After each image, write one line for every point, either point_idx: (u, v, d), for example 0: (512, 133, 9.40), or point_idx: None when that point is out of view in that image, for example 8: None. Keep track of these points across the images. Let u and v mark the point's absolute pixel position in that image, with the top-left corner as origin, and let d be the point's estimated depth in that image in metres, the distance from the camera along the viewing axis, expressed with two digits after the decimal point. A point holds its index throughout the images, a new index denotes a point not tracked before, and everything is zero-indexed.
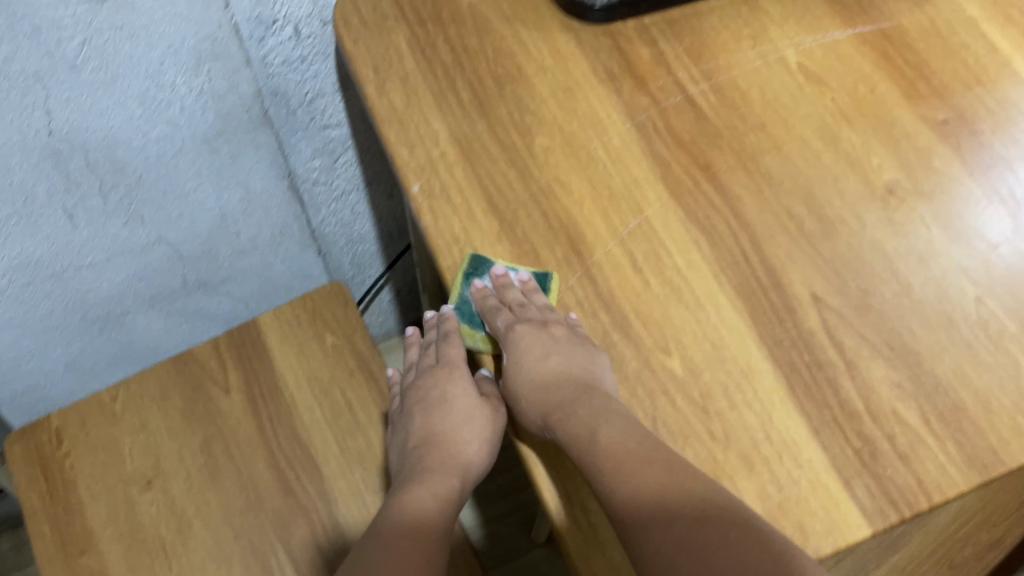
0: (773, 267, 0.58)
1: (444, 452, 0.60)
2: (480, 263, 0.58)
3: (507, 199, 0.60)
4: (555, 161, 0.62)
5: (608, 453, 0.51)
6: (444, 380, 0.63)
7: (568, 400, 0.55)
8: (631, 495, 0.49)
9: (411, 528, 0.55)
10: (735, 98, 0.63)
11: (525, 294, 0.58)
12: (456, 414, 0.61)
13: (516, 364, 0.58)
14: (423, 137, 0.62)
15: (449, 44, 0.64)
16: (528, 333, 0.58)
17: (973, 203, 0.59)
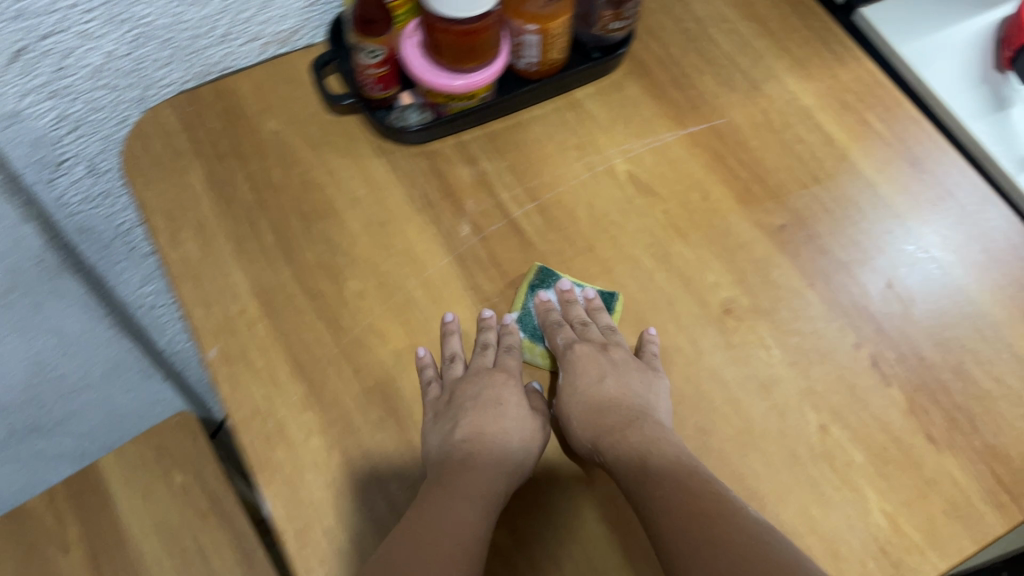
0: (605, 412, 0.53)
1: (486, 464, 0.50)
2: (548, 274, 0.58)
3: (314, 356, 0.54)
4: (367, 306, 0.56)
5: (661, 484, 0.47)
6: (494, 391, 0.54)
7: (618, 424, 0.52)
8: (670, 521, 0.44)
9: (451, 535, 0.45)
10: (561, 219, 0.60)
11: (590, 313, 0.57)
12: (502, 426, 0.52)
13: (572, 386, 0.54)
14: (221, 293, 0.56)
15: (253, 180, 0.60)
16: (585, 355, 0.55)
17: (816, 320, 0.56)
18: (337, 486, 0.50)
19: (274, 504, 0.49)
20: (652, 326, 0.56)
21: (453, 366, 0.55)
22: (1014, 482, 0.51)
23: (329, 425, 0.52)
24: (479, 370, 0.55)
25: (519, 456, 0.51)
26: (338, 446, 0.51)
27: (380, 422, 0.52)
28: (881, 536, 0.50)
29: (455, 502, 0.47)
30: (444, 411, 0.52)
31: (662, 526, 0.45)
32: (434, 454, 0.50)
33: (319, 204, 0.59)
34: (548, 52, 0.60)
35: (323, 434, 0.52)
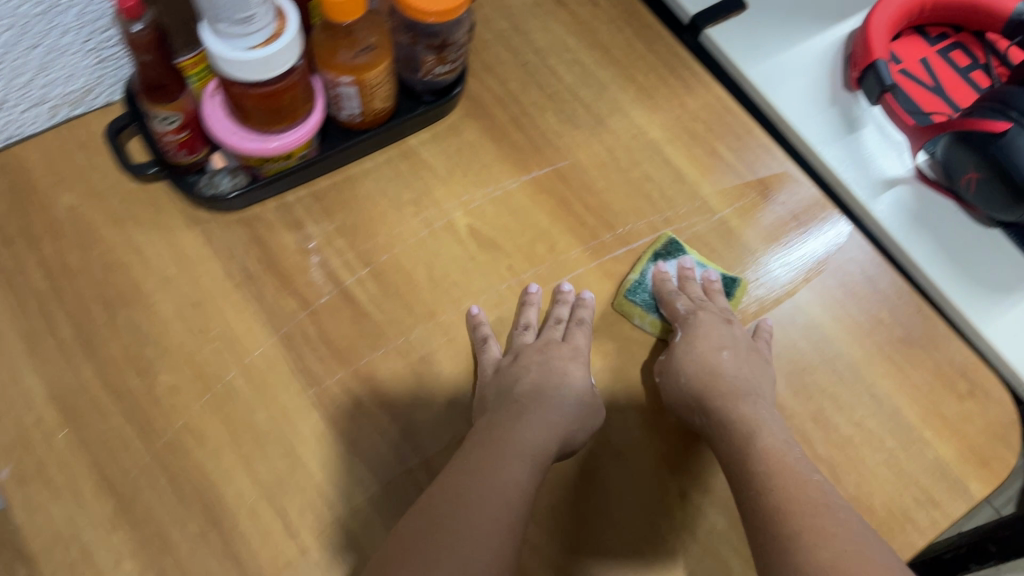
0: None
1: (544, 417, 0.49)
2: (676, 246, 0.57)
3: (124, 466, 0.49)
4: (183, 402, 0.50)
5: (764, 458, 0.45)
6: (560, 362, 0.52)
7: (738, 394, 0.50)
8: (763, 488, 0.43)
9: (510, 478, 0.43)
10: (398, 284, 0.55)
11: (706, 292, 0.57)
12: (571, 395, 0.50)
13: (687, 345, 0.53)
14: (12, 400, 0.50)
15: (44, 265, 0.53)
16: (710, 321, 0.54)
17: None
18: None
19: None
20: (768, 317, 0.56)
21: (521, 335, 0.55)
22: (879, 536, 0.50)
23: (142, 545, 0.47)
24: (547, 341, 0.54)
25: (581, 419, 0.49)
26: (153, 568, 0.46)
27: (201, 535, 0.47)
28: None
29: (521, 435, 0.47)
30: (505, 368, 0.52)
31: (760, 502, 0.42)
32: (490, 399, 0.50)
33: (125, 288, 0.53)
34: (371, 102, 0.55)
35: (136, 557, 0.47)
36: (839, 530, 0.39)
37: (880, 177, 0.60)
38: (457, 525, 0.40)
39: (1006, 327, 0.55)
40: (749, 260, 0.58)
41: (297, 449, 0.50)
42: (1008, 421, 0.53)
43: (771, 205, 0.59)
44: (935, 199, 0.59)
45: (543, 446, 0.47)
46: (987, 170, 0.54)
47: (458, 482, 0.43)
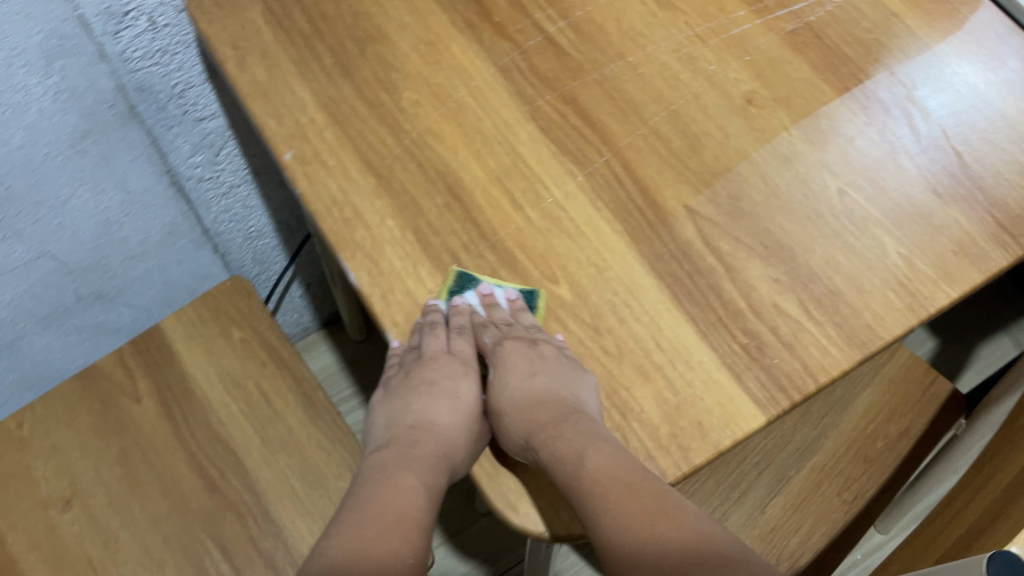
0: (646, 187, 0.59)
1: (429, 453, 0.58)
2: (465, 281, 0.57)
3: (381, 155, 0.60)
4: (424, 113, 0.62)
5: (595, 479, 0.50)
6: (451, 382, 0.60)
7: (557, 420, 0.55)
8: (622, 531, 0.49)
9: (391, 532, 0.52)
10: (592, 34, 0.65)
11: (513, 312, 0.57)
12: (453, 417, 0.59)
13: (505, 380, 0.59)
14: (289, 107, 0.61)
15: (306, 13, 0.65)
16: (517, 349, 0.58)
17: (831, 103, 0.62)
18: (414, 257, 0.56)
19: (359, 274, 0.55)
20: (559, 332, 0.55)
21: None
22: (1012, 224, 0.58)
23: (400, 210, 0.58)
24: (435, 355, 0.58)
25: (466, 449, 0.58)
26: (410, 227, 0.57)
27: (445, 204, 0.58)
28: (898, 272, 0.56)
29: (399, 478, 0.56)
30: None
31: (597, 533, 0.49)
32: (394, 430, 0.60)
33: (371, 31, 0.65)
34: None
35: (396, 218, 0.58)
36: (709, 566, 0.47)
37: None
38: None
39: None
40: (796, 161, 0.60)
41: (517, 149, 0.61)
42: None
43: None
44: None
45: (426, 479, 0.57)
46: None
47: (344, 548, 0.51)
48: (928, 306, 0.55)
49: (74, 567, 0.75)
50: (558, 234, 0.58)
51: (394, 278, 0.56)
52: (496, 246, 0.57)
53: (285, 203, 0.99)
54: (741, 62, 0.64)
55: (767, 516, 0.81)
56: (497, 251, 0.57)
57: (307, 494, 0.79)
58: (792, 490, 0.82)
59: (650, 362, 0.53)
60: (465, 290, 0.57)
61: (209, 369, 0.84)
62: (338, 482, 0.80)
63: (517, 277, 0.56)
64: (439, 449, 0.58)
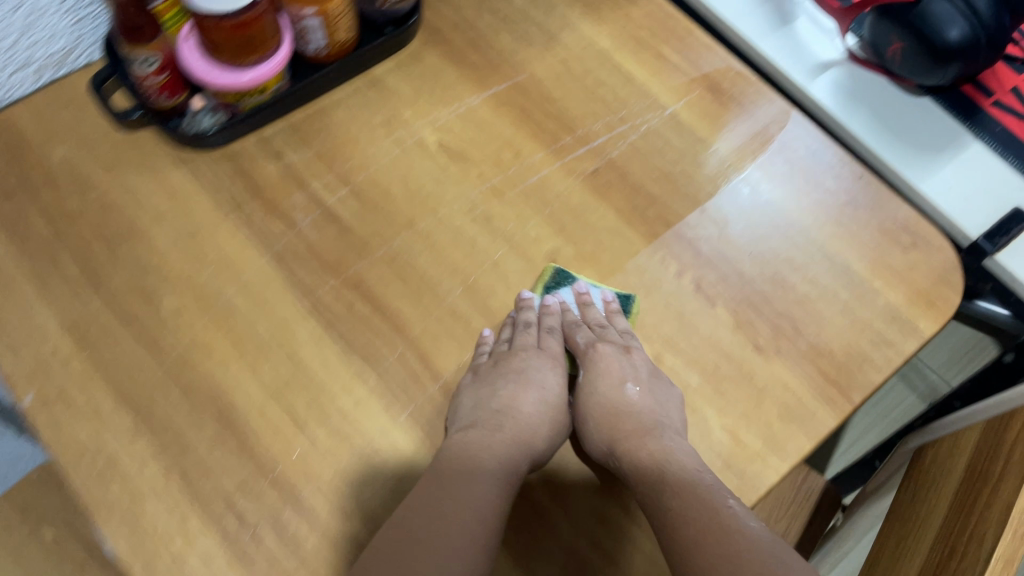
0: (446, 382, 0.53)
1: (514, 437, 0.50)
2: (563, 277, 0.58)
3: (140, 382, 0.52)
4: (189, 321, 0.54)
5: (676, 491, 0.44)
6: (541, 371, 0.54)
7: (642, 429, 0.50)
8: (676, 518, 0.43)
9: (472, 492, 0.45)
10: (376, 200, 0.59)
11: (606, 315, 0.56)
12: (534, 402, 0.52)
13: (591, 389, 0.54)
14: (27, 336, 0.53)
15: (46, 212, 0.57)
16: (606, 357, 0.54)
17: (639, 255, 0.58)
18: (182, 508, 0.49)
19: (117, 540, 0.48)
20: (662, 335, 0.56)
21: (501, 347, 0.54)
22: (839, 374, 0.54)
23: (163, 449, 0.50)
24: (524, 347, 0.54)
25: (544, 441, 0.51)
26: (175, 469, 0.50)
27: (217, 435, 0.51)
28: (722, 450, 0.52)
29: (483, 449, 0.48)
30: (483, 373, 0.53)
31: (670, 543, 0.42)
32: (467, 406, 0.51)
33: (124, 227, 0.57)
34: (336, 33, 0.59)
35: (158, 460, 0.50)
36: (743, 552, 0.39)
37: (815, 62, 0.64)
38: (427, 521, 0.42)
39: (941, 183, 0.59)
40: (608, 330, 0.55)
41: (298, 353, 0.54)
42: (950, 266, 0.57)
43: (739, 108, 0.63)
44: (869, 77, 0.64)
45: (501, 466, 0.47)
46: (908, 39, 0.59)
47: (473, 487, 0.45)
48: (757, 486, 0.51)
49: None
50: (350, 453, 0.51)
51: (160, 539, 0.48)
52: (278, 480, 0.50)
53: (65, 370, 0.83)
54: (540, 217, 0.59)
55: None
56: (278, 485, 0.50)
57: None
58: None
59: None
60: (560, 286, 0.58)
61: None
62: None
63: (304, 518, 0.49)
64: (524, 432, 0.50)
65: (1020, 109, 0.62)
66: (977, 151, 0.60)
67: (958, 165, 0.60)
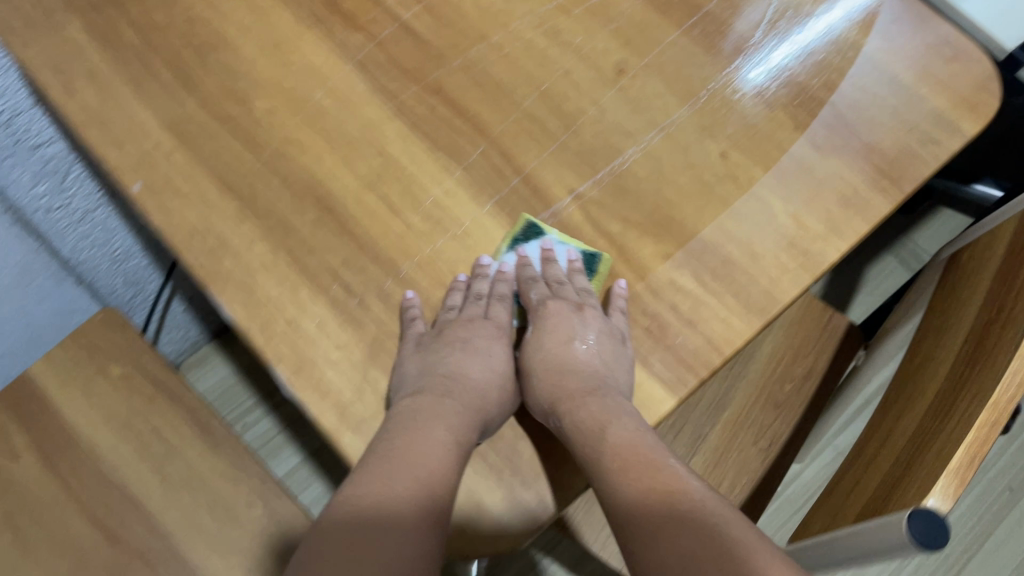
0: (529, 176, 0.57)
1: (464, 404, 0.52)
2: (535, 230, 0.56)
3: (239, 174, 0.55)
4: (280, 121, 0.57)
5: (615, 452, 0.49)
6: (488, 340, 0.56)
7: (584, 391, 0.53)
8: (636, 500, 0.47)
9: (434, 479, 0.47)
10: (450, 15, 0.62)
11: (568, 275, 0.57)
12: (486, 374, 0.55)
13: (539, 342, 0.57)
14: (130, 132, 0.56)
15: (133, 22, 0.60)
16: (563, 311, 0.56)
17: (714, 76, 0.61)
18: (292, 281, 0.53)
19: (234, 306, 0.52)
20: (621, 278, 0.54)
21: (447, 314, 0.54)
22: (891, 169, 0.58)
23: (268, 230, 0.54)
24: (471, 318, 0.55)
25: (495, 407, 0.53)
26: (282, 248, 0.54)
27: (318, 220, 0.54)
28: (789, 232, 0.56)
29: (421, 432, 0.49)
30: (429, 341, 0.53)
31: (628, 522, 0.47)
32: (410, 375, 0.52)
33: (211, 38, 0.60)
34: None
35: (265, 240, 0.54)
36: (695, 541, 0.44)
37: None
38: (382, 531, 0.44)
39: None
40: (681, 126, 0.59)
41: (386, 149, 0.57)
42: (989, 75, 0.62)
43: None
44: None
45: (457, 435, 0.49)
46: None
47: (369, 503, 0.45)
48: (820, 262, 0.55)
49: None
50: (442, 234, 0.55)
51: (272, 308, 0.52)
52: (379, 257, 0.54)
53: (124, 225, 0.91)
54: (606, 31, 0.62)
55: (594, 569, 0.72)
56: (380, 262, 0.54)
57: (233, 545, 0.76)
58: (709, 446, 0.81)
59: None
60: (531, 239, 0.56)
61: (90, 411, 0.79)
62: (250, 509, 0.77)
63: (405, 288, 0.53)
64: (473, 404, 0.53)
65: None
66: None
67: None
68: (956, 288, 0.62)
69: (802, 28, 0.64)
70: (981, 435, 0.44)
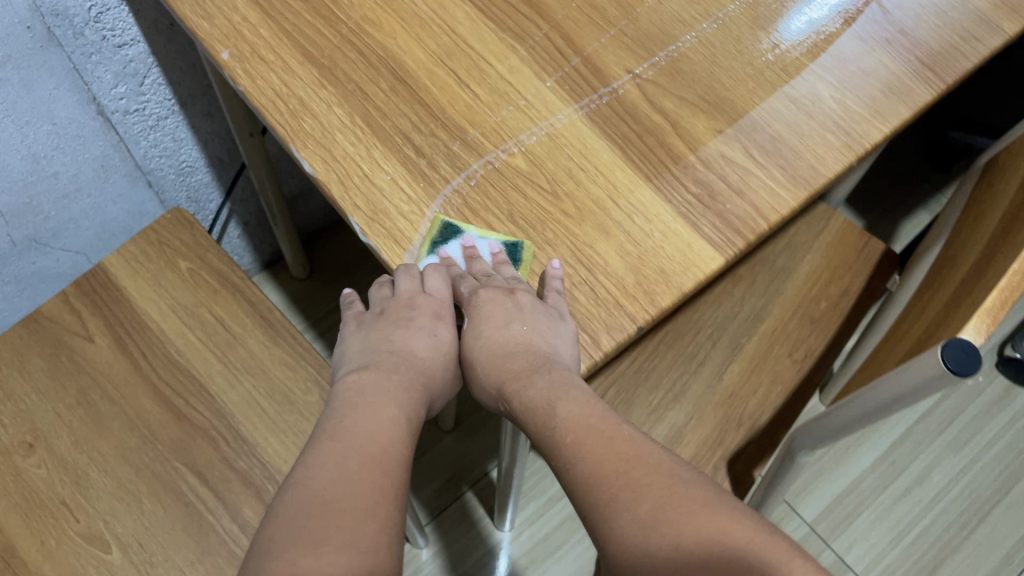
0: (588, 56, 0.60)
1: (410, 381, 0.56)
2: (451, 230, 0.55)
3: (320, 47, 0.60)
4: (358, 2, 0.62)
5: (568, 428, 0.51)
6: (426, 324, 0.58)
7: (531, 369, 0.54)
8: (587, 470, 0.49)
9: (341, 480, 0.47)
10: None
11: (494, 266, 0.56)
12: (428, 353, 0.58)
13: (477, 328, 0.57)
14: (220, 7, 0.60)
15: None
16: (491, 300, 0.56)
17: None
18: (367, 141, 0.57)
19: (313, 162, 0.56)
20: (555, 259, 0.53)
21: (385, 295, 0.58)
22: (933, 61, 0.61)
23: (345, 96, 0.58)
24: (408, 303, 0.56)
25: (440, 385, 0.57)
26: (358, 113, 0.57)
27: (392, 88, 0.58)
28: (835, 114, 0.59)
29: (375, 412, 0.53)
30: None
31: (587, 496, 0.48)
32: None
33: None
34: None
35: (343, 105, 0.58)
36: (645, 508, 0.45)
37: None
38: (340, 513, 0.45)
39: None
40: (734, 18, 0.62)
41: (456, 30, 0.61)
42: None
43: None
44: None
45: (400, 414, 0.54)
46: None
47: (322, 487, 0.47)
48: (865, 141, 0.58)
49: (48, 508, 0.74)
50: (507, 105, 0.58)
51: (350, 164, 0.56)
52: (447, 124, 0.57)
53: (190, 139, 0.96)
54: None
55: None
56: (449, 128, 0.57)
57: (289, 428, 0.79)
58: (746, 355, 0.84)
59: (611, 221, 0.55)
60: (448, 238, 0.55)
61: (159, 301, 0.83)
62: (306, 396, 0.81)
63: (471, 151, 0.57)
64: (414, 383, 0.56)
65: None
66: None
67: None
68: (990, 186, 0.65)
69: (800, 10, 0.63)
70: (1014, 281, 0.47)
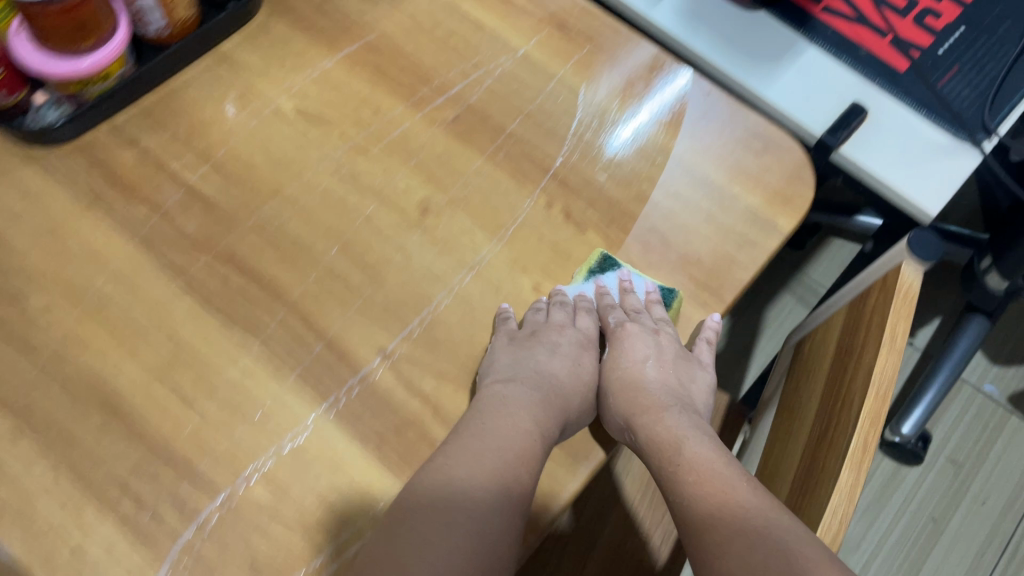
0: (330, 339, 0.53)
1: (545, 402, 0.53)
2: (609, 262, 0.58)
3: (15, 385, 0.51)
4: (60, 317, 0.53)
5: (691, 468, 0.48)
6: (573, 350, 0.57)
7: (659, 408, 0.54)
8: (696, 510, 0.45)
9: (478, 486, 0.46)
10: (240, 173, 0.58)
11: (645, 305, 0.58)
12: (558, 373, 0.56)
13: (618, 363, 0.58)
14: None
15: None
16: (633, 335, 0.57)
17: (522, 205, 0.59)
18: (76, 501, 0.48)
19: (11, 541, 0.47)
20: (715, 312, 0.56)
21: (537, 316, 0.56)
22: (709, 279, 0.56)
23: (48, 446, 0.49)
24: (559, 325, 0.57)
25: (576, 410, 0.55)
26: (63, 464, 0.49)
27: (104, 425, 0.50)
28: None
29: (513, 422, 0.51)
30: (520, 339, 0.54)
31: (694, 531, 0.45)
32: (496, 368, 0.53)
33: None
34: (174, 12, 0.58)
35: (45, 457, 0.49)
36: (759, 532, 0.42)
37: None
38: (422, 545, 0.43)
39: (781, 89, 0.63)
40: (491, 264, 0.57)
41: (177, 333, 0.53)
42: (800, 165, 0.60)
43: (592, 47, 0.64)
44: None
45: (541, 428, 0.51)
46: None
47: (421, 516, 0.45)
48: None
49: None
50: (241, 420, 0.51)
51: (56, 534, 0.47)
52: (172, 458, 0.49)
53: None
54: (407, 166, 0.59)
55: (626, 484, 0.71)
56: (174, 463, 0.49)
57: None
58: None
59: None
60: (604, 271, 0.59)
61: None
62: None
63: (201, 489, 0.49)
64: (555, 403, 0.54)
65: (847, 12, 0.66)
66: (813, 55, 0.64)
67: (797, 68, 0.63)
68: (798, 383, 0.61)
69: (632, 114, 0.62)
70: None
